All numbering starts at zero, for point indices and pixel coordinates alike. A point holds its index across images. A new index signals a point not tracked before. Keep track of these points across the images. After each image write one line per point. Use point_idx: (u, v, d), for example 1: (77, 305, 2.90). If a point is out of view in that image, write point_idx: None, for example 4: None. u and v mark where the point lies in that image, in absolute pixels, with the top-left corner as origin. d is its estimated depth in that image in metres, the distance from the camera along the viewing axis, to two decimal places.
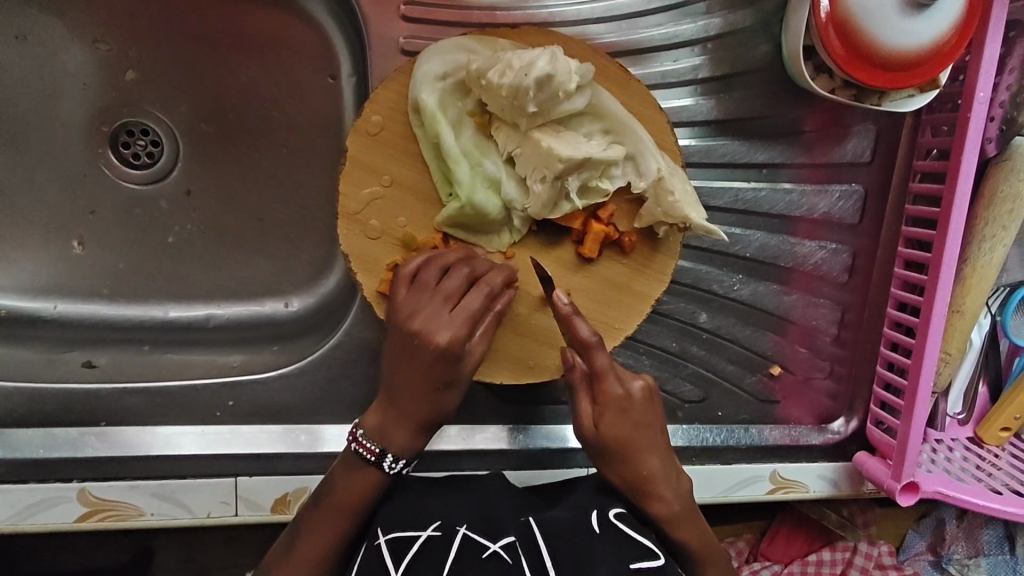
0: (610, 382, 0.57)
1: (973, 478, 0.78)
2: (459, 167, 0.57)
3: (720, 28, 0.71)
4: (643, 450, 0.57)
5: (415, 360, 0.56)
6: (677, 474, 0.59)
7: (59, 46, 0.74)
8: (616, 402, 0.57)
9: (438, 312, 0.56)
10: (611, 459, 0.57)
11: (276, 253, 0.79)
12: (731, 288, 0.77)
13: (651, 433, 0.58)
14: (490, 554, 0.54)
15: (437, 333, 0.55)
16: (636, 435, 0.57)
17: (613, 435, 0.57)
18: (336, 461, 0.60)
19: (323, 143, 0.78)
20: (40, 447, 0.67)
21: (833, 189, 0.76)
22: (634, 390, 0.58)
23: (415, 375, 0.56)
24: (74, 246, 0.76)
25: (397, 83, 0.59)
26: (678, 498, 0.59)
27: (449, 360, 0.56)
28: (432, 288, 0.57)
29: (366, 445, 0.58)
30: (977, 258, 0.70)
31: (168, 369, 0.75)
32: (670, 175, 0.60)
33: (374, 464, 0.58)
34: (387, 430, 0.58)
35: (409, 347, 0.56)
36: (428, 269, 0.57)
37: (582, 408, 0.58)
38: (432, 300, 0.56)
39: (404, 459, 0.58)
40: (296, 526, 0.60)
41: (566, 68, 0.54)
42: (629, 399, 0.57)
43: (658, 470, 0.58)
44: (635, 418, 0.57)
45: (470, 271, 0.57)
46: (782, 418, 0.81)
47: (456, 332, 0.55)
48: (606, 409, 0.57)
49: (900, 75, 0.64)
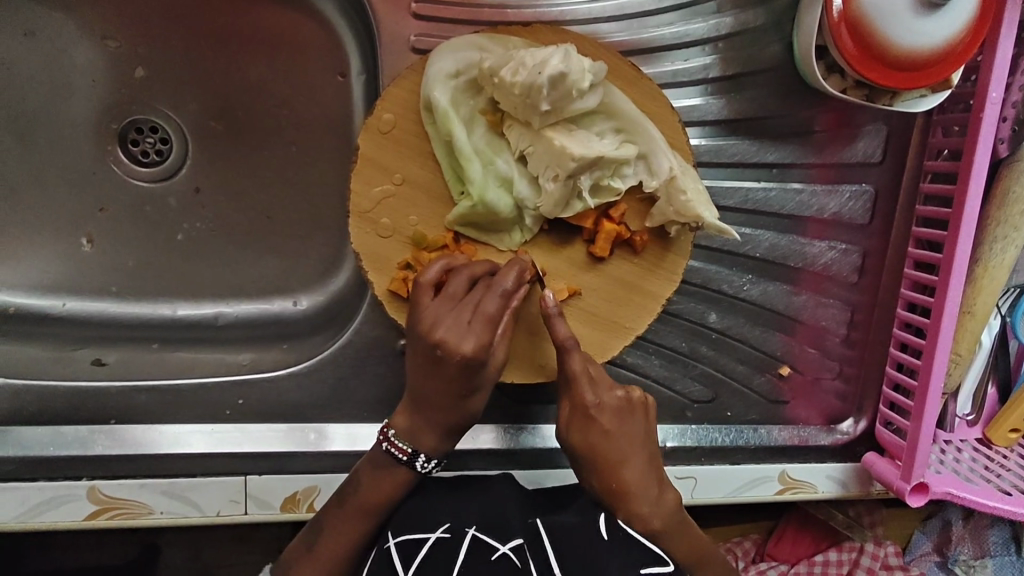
0: (585, 389, 0.58)
1: (981, 478, 0.77)
2: (471, 166, 0.57)
3: (730, 27, 0.71)
4: (615, 462, 0.58)
5: (440, 369, 0.56)
6: (656, 490, 0.59)
7: (69, 44, 0.74)
8: (586, 410, 0.58)
9: (463, 322, 0.55)
10: (584, 465, 0.59)
11: (285, 251, 0.79)
12: (741, 288, 0.77)
13: (627, 443, 0.59)
14: (499, 556, 0.54)
15: (463, 343, 0.54)
16: (607, 446, 0.58)
17: (583, 442, 0.59)
18: (363, 459, 0.61)
19: (332, 142, 0.77)
20: (49, 444, 0.67)
21: (843, 189, 0.76)
22: (609, 399, 0.59)
23: (441, 382, 0.56)
24: (83, 243, 0.76)
25: (409, 81, 0.59)
26: (659, 516, 0.58)
27: (473, 368, 0.55)
28: (459, 298, 0.56)
29: (398, 445, 0.59)
30: (988, 259, 0.70)
31: (177, 367, 0.74)
32: (682, 174, 0.59)
33: (406, 464, 0.59)
34: (416, 431, 0.59)
35: (433, 356, 0.55)
36: (456, 279, 0.56)
37: (561, 412, 0.61)
38: (458, 310, 0.55)
39: (436, 458, 0.60)
40: (317, 523, 0.61)
41: (580, 66, 0.54)
42: (600, 408, 0.59)
43: (633, 482, 0.58)
44: (605, 428, 0.58)
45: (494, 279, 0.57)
46: (791, 418, 0.81)
47: (480, 341, 0.55)
48: (578, 416, 0.59)
49: (912, 75, 0.64)
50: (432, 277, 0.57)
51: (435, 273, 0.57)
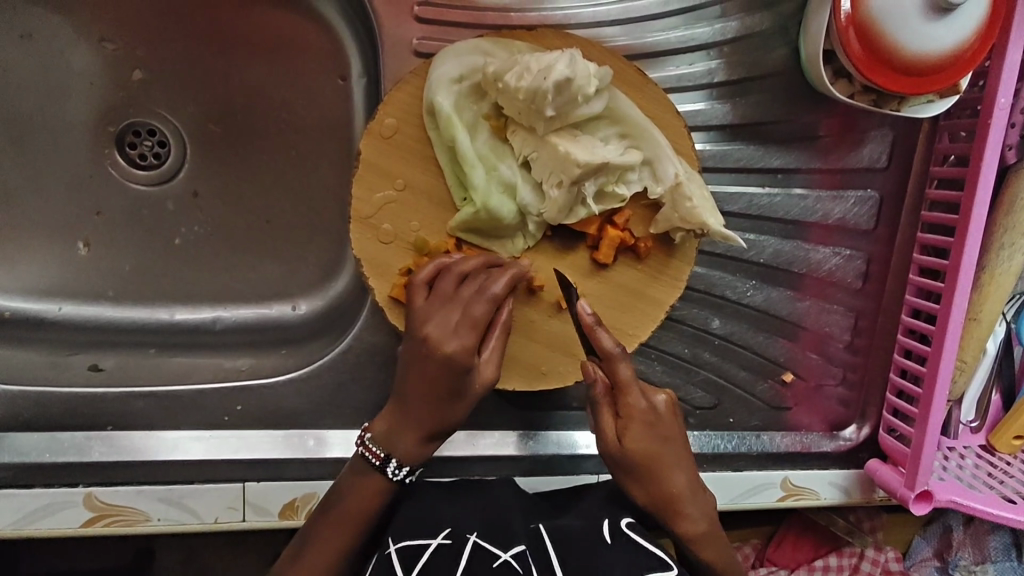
0: (635, 395, 0.55)
1: (984, 486, 0.77)
2: (475, 172, 0.56)
3: (735, 31, 0.71)
4: (672, 467, 0.55)
5: (422, 370, 0.55)
6: (703, 492, 0.58)
7: (65, 45, 0.73)
8: (641, 417, 0.55)
9: (449, 321, 0.54)
10: (639, 477, 0.55)
11: (284, 254, 0.78)
12: (744, 293, 0.76)
13: (676, 450, 0.56)
14: (501, 563, 0.54)
15: (445, 341, 0.54)
16: (664, 451, 0.55)
17: (641, 453, 0.55)
18: (345, 466, 0.59)
19: (332, 145, 0.77)
20: (45, 451, 0.66)
21: (848, 194, 0.76)
22: (659, 403, 0.56)
23: (423, 384, 0.55)
24: (79, 247, 0.75)
25: (412, 85, 0.58)
26: (704, 519, 0.57)
27: (456, 370, 0.54)
28: (448, 297, 0.55)
29: (372, 450, 0.58)
30: (994, 266, 0.70)
31: (175, 373, 0.74)
32: (688, 180, 0.59)
33: (379, 470, 0.58)
34: (393, 439, 0.57)
35: (418, 354, 0.55)
36: (447, 279, 0.56)
37: (603, 422, 0.55)
38: (445, 309, 0.55)
39: (408, 466, 0.58)
40: (304, 533, 0.60)
41: (585, 71, 0.53)
42: (654, 412, 0.55)
43: (683, 490, 0.56)
44: (660, 433, 0.55)
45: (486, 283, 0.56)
46: (794, 425, 0.80)
47: (463, 342, 0.54)
48: (632, 422, 0.55)
49: (922, 79, 0.63)
50: (424, 277, 0.57)
51: (427, 273, 0.57)
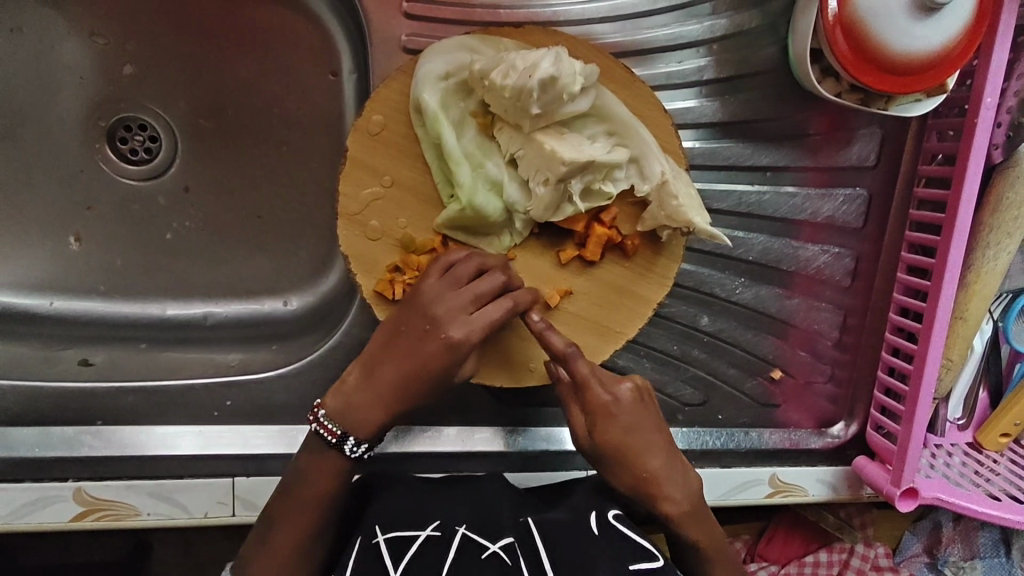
0: (595, 389, 0.57)
1: (971, 483, 0.77)
2: (461, 169, 0.57)
3: (726, 29, 0.71)
4: (638, 454, 0.57)
5: (420, 346, 0.56)
6: (682, 471, 0.59)
7: (56, 40, 0.73)
8: (603, 407, 0.57)
9: (464, 309, 0.56)
10: (610, 466, 0.57)
11: (275, 250, 0.78)
12: (733, 291, 0.76)
13: (647, 434, 0.58)
14: (490, 554, 0.55)
15: (453, 327, 0.55)
16: (628, 438, 0.57)
17: (605, 442, 0.57)
18: (300, 448, 0.59)
19: (323, 141, 0.77)
20: (36, 445, 0.66)
21: (837, 193, 0.76)
22: (621, 394, 0.57)
23: (412, 360, 0.56)
24: (70, 242, 0.76)
25: (399, 83, 0.58)
26: (688, 497, 0.58)
27: (452, 357, 0.56)
28: (464, 283, 0.57)
29: (328, 426, 0.57)
30: (981, 266, 0.70)
31: (166, 367, 0.74)
32: (675, 179, 0.59)
33: (335, 447, 0.58)
34: (351, 414, 0.57)
35: (421, 330, 0.56)
36: (468, 266, 0.57)
37: (575, 420, 0.59)
38: (461, 294, 0.56)
39: (365, 445, 0.58)
40: (269, 517, 0.59)
41: (571, 69, 0.54)
42: (617, 403, 0.57)
43: (659, 470, 0.57)
44: (625, 423, 0.57)
45: (504, 280, 0.57)
46: (782, 422, 0.81)
47: (471, 335, 0.55)
48: (593, 415, 0.57)
49: (907, 79, 0.63)
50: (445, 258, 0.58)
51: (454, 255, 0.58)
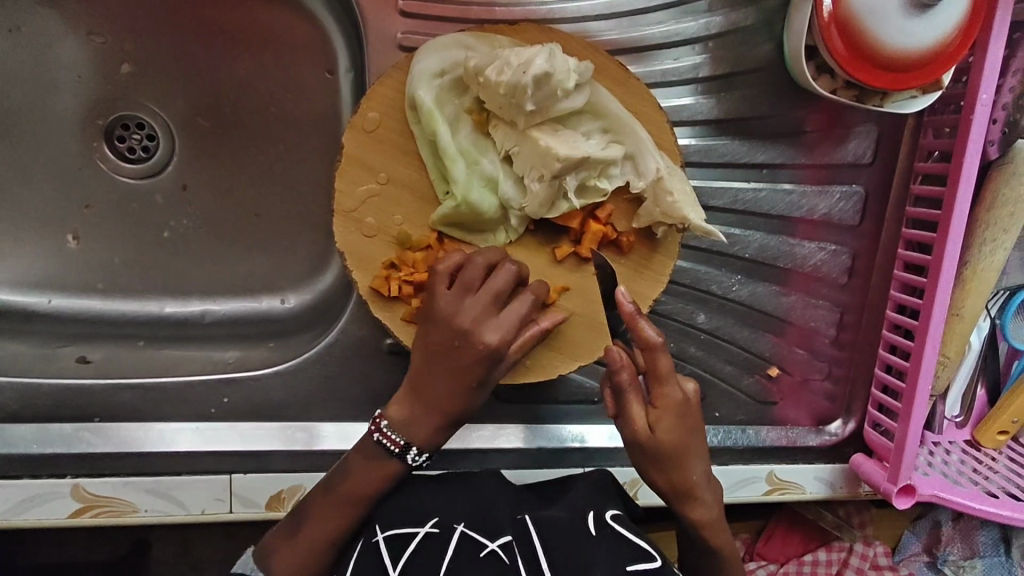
0: (669, 386, 0.54)
1: (968, 481, 0.78)
2: (456, 166, 0.57)
3: (721, 26, 0.71)
4: (695, 456, 0.56)
5: (457, 356, 0.55)
6: (714, 479, 0.59)
7: (54, 39, 0.73)
8: (679, 406, 0.54)
9: (489, 311, 0.55)
10: (664, 466, 0.55)
11: (273, 248, 0.78)
12: (730, 288, 0.76)
13: (701, 437, 0.56)
14: (488, 553, 0.55)
15: (486, 333, 0.54)
16: (691, 439, 0.55)
17: (669, 443, 0.54)
18: (353, 449, 0.60)
19: (320, 139, 0.77)
20: (33, 442, 0.66)
21: (833, 190, 0.76)
22: (690, 392, 0.56)
23: (453, 375, 0.55)
24: (69, 240, 0.76)
25: (394, 80, 0.59)
26: (715, 504, 0.58)
27: (494, 360, 0.55)
28: (476, 286, 0.56)
29: (392, 437, 0.58)
30: (977, 262, 0.70)
31: (164, 365, 0.74)
32: (670, 175, 0.59)
33: (396, 456, 0.58)
34: (411, 424, 0.57)
35: (455, 343, 0.55)
36: (472, 269, 0.56)
37: (632, 411, 0.54)
38: (476, 297, 0.55)
39: (426, 453, 0.58)
40: (302, 512, 0.60)
41: (565, 66, 0.54)
42: (687, 402, 0.55)
43: (702, 477, 0.57)
44: (690, 426, 0.55)
45: (516, 273, 0.57)
46: (780, 419, 0.81)
47: (506, 335, 0.55)
48: (665, 413, 0.54)
49: (902, 76, 0.63)
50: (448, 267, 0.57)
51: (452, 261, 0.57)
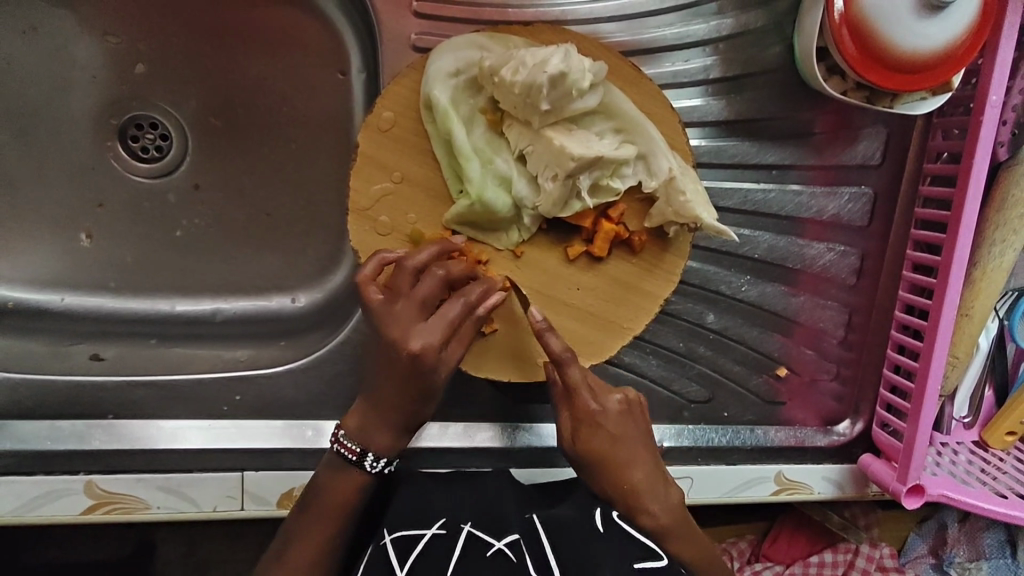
0: (584, 395, 0.57)
1: (977, 481, 0.78)
2: (470, 165, 0.57)
3: (731, 28, 0.71)
4: (623, 464, 0.55)
5: (391, 366, 0.55)
6: (666, 486, 0.57)
7: (69, 39, 0.74)
8: (591, 418, 0.56)
9: (414, 319, 0.55)
10: (591, 475, 0.56)
11: (284, 247, 0.79)
12: (739, 288, 0.77)
13: (633, 441, 0.57)
14: (495, 551, 0.56)
15: (410, 340, 0.54)
16: (614, 448, 0.56)
17: (590, 450, 0.56)
18: (322, 463, 0.59)
19: (332, 139, 0.77)
20: (46, 438, 0.67)
21: (842, 191, 0.76)
22: (609, 404, 0.57)
23: (394, 383, 0.56)
24: (81, 238, 0.76)
25: (409, 79, 0.59)
26: (669, 513, 0.56)
27: (422, 368, 0.55)
28: (405, 291, 0.55)
29: (347, 445, 0.58)
30: (986, 262, 0.70)
31: (175, 362, 0.75)
32: (682, 175, 0.59)
33: (355, 464, 0.58)
34: (367, 432, 0.58)
35: (387, 354, 0.55)
36: (401, 274, 0.56)
37: (561, 422, 0.58)
38: (403, 303, 0.55)
39: (385, 457, 0.58)
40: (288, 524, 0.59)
41: (580, 66, 0.54)
42: (604, 413, 0.56)
43: (643, 482, 0.56)
44: (612, 432, 0.56)
45: (442, 276, 0.56)
46: (787, 420, 0.81)
47: (431, 341, 0.54)
48: (582, 423, 0.56)
49: (913, 77, 0.64)
50: (372, 276, 0.57)
51: (373, 271, 0.56)
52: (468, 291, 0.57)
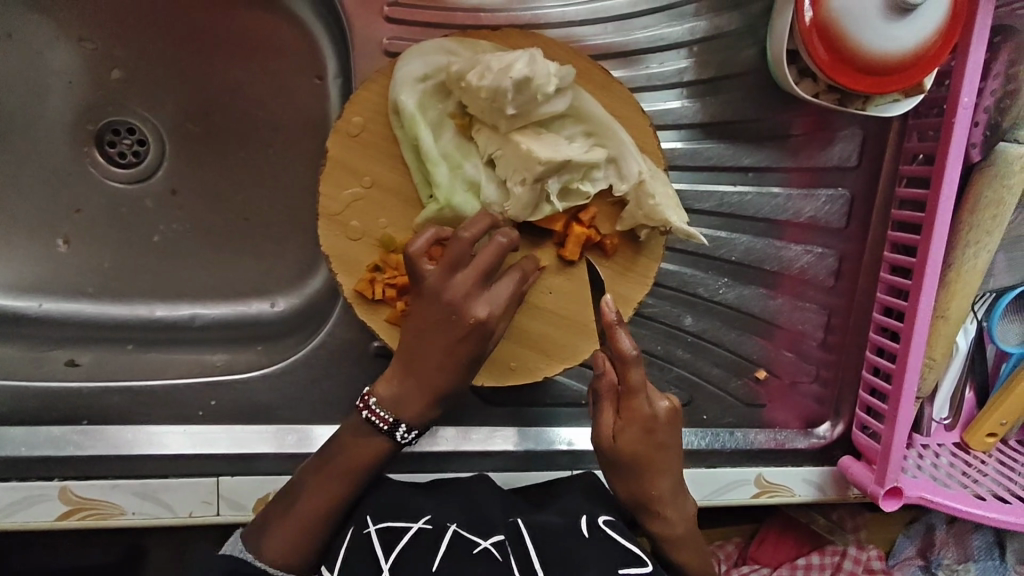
0: (640, 400, 0.55)
1: (957, 483, 0.78)
2: (439, 170, 0.57)
3: (705, 31, 0.71)
4: (660, 473, 0.57)
5: (449, 334, 0.55)
6: (684, 497, 0.60)
7: (45, 45, 0.74)
8: (643, 423, 0.55)
9: (477, 287, 0.55)
10: (628, 476, 0.57)
11: (263, 252, 0.79)
12: (717, 291, 0.77)
13: (672, 453, 0.58)
14: (481, 550, 0.55)
15: (477, 306, 0.55)
16: (657, 457, 0.56)
17: (633, 453, 0.56)
18: (344, 426, 0.59)
19: (309, 143, 0.77)
20: (20, 444, 0.66)
21: (819, 193, 0.76)
22: (661, 410, 0.56)
23: (437, 351, 0.56)
24: (59, 244, 0.76)
25: (377, 84, 0.59)
26: (682, 522, 0.60)
27: (485, 334, 0.56)
28: (463, 262, 0.55)
29: (380, 414, 0.58)
30: (961, 264, 0.70)
31: (153, 368, 0.75)
32: (652, 178, 0.59)
33: (385, 433, 0.58)
34: (401, 400, 0.57)
35: (443, 321, 0.55)
36: (460, 245, 0.55)
37: (602, 419, 0.56)
38: (465, 274, 0.55)
39: (415, 430, 0.59)
40: (267, 517, 0.59)
41: (546, 70, 0.54)
42: (655, 420, 0.56)
43: (667, 491, 0.58)
44: (659, 441, 0.56)
45: (504, 244, 0.56)
46: (768, 422, 0.81)
47: (496, 308, 0.56)
48: (632, 427, 0.55)
49: (881, 80, 0.64)
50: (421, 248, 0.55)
51: (424, 243, 0.55)
52: (521, 261, 0.59)
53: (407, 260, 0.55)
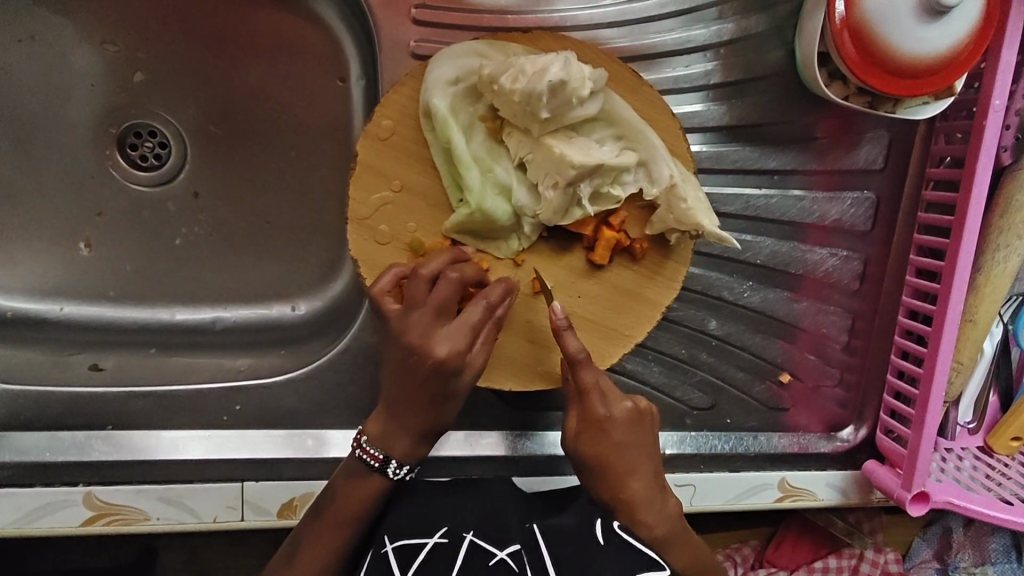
0: (594, 400, 0.57)
1: (981, 487, 0.77)
2: (470, 173, 0.57)
3: (732, 33, 0.71)
4: (624, 472, 0.57)
5: (414, 375, 0.54)
6: (663, 501, 0.58)
7: (68, 47, 0.74)
8: (597, 422, 0.57)
9: (434, 326, 0.54)
10: (593, 478, 0.58)
11: (284, 255, 0.78)
12: (741, 294, 0.76)
13: (637, 454, 0.58)
14: (497, 562, 0.54)
15: (435, 346, 0.53)
16: (617, 456, 0.57)
17: (590, 453, 0.57)
18: (340, 467, 0.60)
19: (331, 147, 0.77)
20: (45, 449, 0.66)
21: (845, 196, 0.76)
22: (616, 410, 0.57)
23: (413, 391, 0.55)
24: (80, 247, 0.76)
25: (408, 87, 0.59)
26: (663, 525, 0.58)
27: (447, 374, 0.54)
28: (420, 300, 0.54)
29: (370, 451, 0.58)
30: (991, 267, 0.70)
31: (175, 372, 0.74)
32: (683, 182, 0.59)
33: (379, 471, 0.58)
34: (389, 440, 0.58)
35: (406, 362, 0.54)
36: (416, 282, 0.54)
37: (567, 423, 0.59)
38: (421, 313, 0.54)
39: (408, 465, 0.59)
40: (297, 534, 0.60)
41: (580, 73, 0.54)
42: (610, 419, 0.57)
43: (640, 492, 0.57)
44: (616, 439, 0.57)
45: (456, 279, 0.55)
46: (791, 426, 0.81)
47: (455, 347, 0.53)
48: (587, 427, 0.57)
49: (913, 82, 0.63)
50: (388, 287, 0.56)
51: (390, 282, 0.56)
52: (486, 292, 0.56)
53: (372, 300, 0.56)
